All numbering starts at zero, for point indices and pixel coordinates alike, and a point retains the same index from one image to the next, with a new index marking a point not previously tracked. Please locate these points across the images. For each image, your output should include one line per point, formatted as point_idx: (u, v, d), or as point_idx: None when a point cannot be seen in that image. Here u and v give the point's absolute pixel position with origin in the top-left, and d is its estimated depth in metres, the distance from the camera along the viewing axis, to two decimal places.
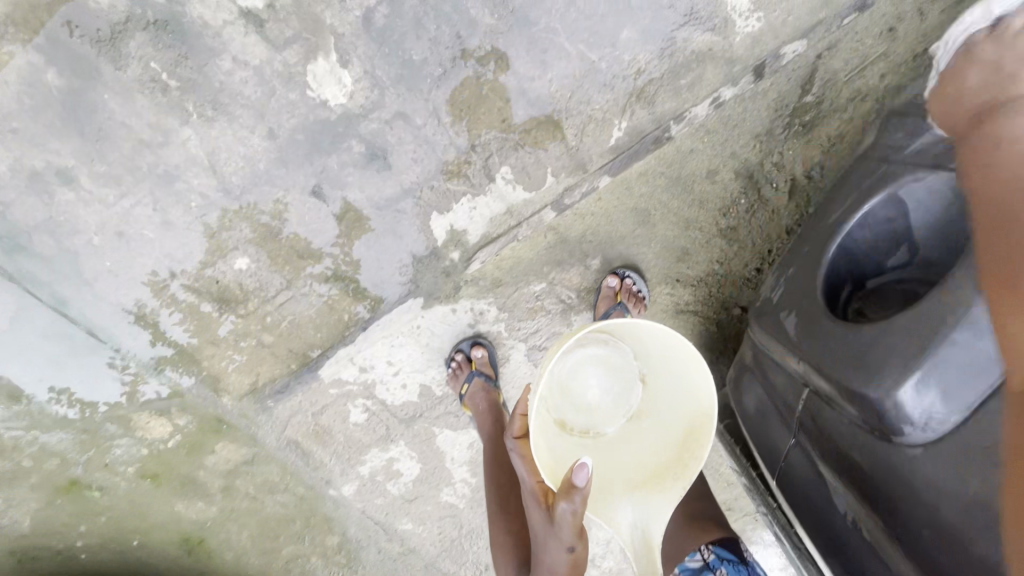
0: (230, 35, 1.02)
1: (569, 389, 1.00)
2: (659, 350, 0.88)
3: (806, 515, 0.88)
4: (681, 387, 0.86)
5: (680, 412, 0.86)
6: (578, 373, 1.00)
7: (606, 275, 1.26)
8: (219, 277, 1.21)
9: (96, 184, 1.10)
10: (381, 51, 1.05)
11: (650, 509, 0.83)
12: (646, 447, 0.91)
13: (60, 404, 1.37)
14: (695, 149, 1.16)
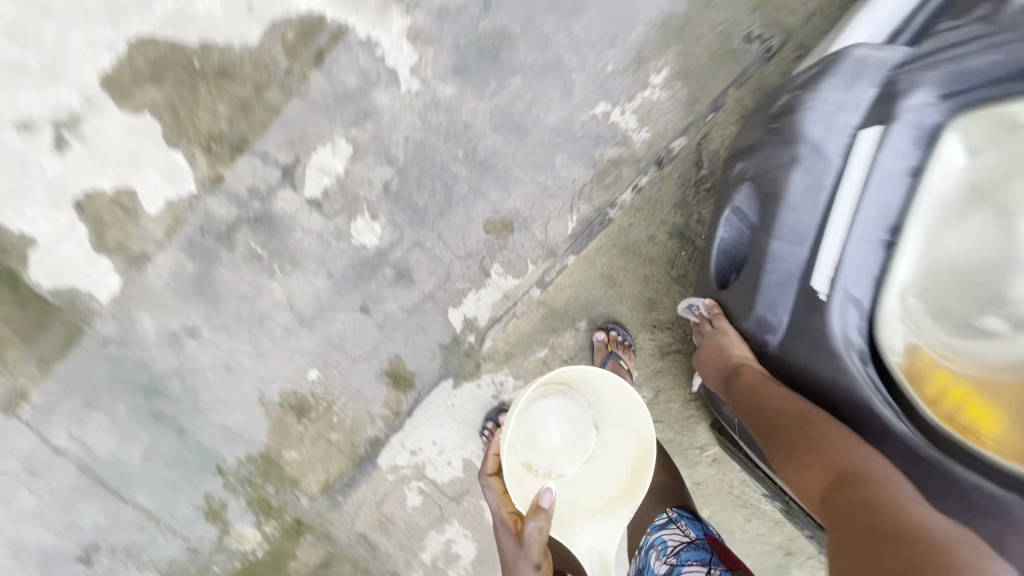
0: (300, 216, 1.50)
1: (536, 437, 1.27)
2: (609, 398, 1.18)
3: None
4: (630, 429, 1.15)
5: (626, 450, 1.16)
6: (543, 423, 1.27)
7: (595, 331, 1.57)
8: (298, 390, 1.57)
9: (212, 332, 1.53)
10: (398, 205, 1.51)
11: (604, 534, 1.13)
12: (601, 484, 1.20)
13: (180, 520, 1.63)
14: (632, 224, 1.54)
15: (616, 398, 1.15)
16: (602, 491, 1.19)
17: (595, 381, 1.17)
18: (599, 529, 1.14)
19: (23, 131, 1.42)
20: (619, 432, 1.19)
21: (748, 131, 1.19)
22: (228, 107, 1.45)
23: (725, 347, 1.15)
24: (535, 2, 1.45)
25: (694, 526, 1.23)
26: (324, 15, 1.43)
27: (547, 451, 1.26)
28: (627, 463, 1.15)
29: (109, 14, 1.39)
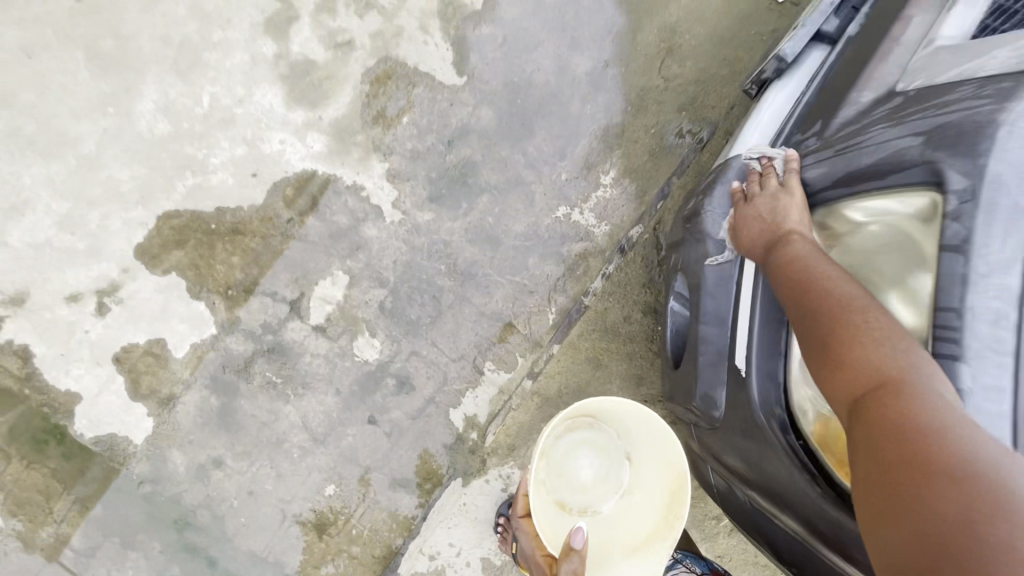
0: (307, 341, 1.67)
1: (569, 474, 1.41)
2: (641, 432, 1.32)
3: (757, 532, 1.18)
4: (665, 464, 1.27)
5: (662, 485, 1.28)
6: (573, 460, 1.40)
7: None
8: (319, 507, 1.66)
9: (236, 460, 1.66)
10: (393, 320, 1.67)
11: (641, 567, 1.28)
12: (638, 518, 1.33)
13: None
14: (607, 307, 1.67)
15: (649, 433, 1.29)
16: (641, 524, 1.31)
17: (626, 417, 1.32)
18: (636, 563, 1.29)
19: (71, 303, 1.66)
20: (653, 469, 1.31)
21: (678, 223, 1.34)
22: (241, 257, 1.67)
23: (776, 203, 1.03)
24: (492, 133, 1.70)
25: (699, 563, 1.47)
26: (316, 171, 1.69)
27: (581, 488, 1.40)
28: (663, 496, 1.27)
29: (142, 198, 1.68)
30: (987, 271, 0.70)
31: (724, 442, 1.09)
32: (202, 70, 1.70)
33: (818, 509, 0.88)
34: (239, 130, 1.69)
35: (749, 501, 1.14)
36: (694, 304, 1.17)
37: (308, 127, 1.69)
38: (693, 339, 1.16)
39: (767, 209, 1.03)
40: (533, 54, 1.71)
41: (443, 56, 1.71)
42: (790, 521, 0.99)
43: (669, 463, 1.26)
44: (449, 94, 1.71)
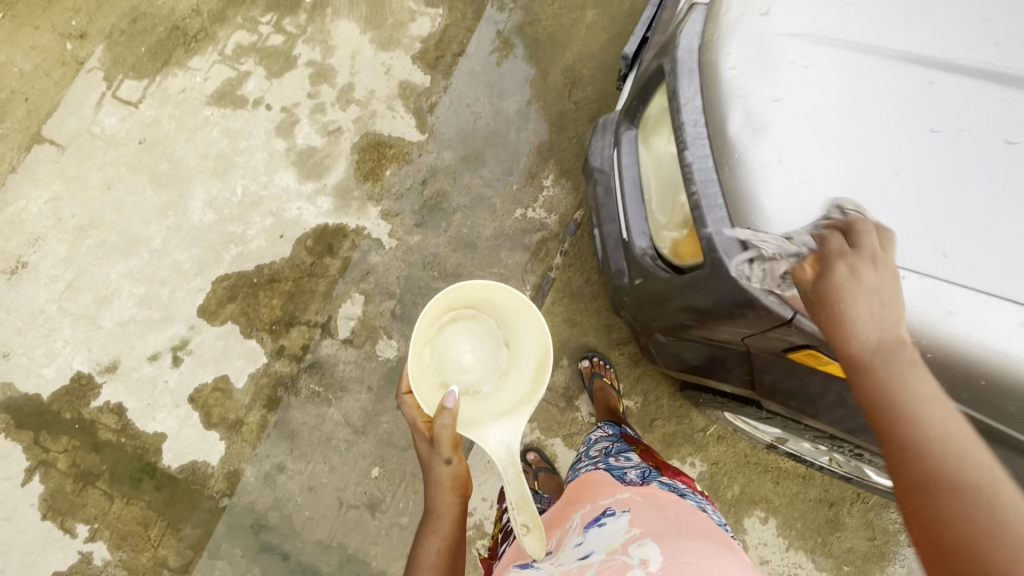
0: (339, 352, 2.07)
1: (451, 357, 1.48)
2: (511, 311, 1.42)
3: (709, 371, 1.35)
4: (534, 336, 1.36)
5: (532, 357, 1.37)
6: (456, 346, 1.49)
7: (580, 361, 2.01)
8: (368, 489, 1.95)
9: (295, 462, 1.99)
10: (404, 322, 2.09)
11: (510, 427, 1.25)
12: (511, 393, 1.38)
13: None
14: (571, 276, 2.08)
15: (516, 309, 1.40)
16: (510, 397, 1.37)
17: (496, 295, 1.41)
18: (507, 425, 1.26)
19: (153, 361, 2.10)
20: (526, 346, 1.40)
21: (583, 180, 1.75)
22: (279, 299, 2.13)
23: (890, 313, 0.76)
24: (455, 168, 2.23)
25: (613, 427, 1.72)
26: (328, 224, 2.20)
27: (463, 371, 1.47)
28: (533, 367, 1.34)
29: (199, 270, 2.18)
30: (686, 101, 1.11)
31: (640, 305, 1.38)
32: (234, 170, 2.28)
33: (690, 296, 1.13)
34: (267, 207, 2.22)
35: (679, 342, 1.35)
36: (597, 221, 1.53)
37: (317, 194, 2.23)
38: (603, 245, 1.50)
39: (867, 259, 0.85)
40: (474, 107, 2.29)
41: (409, 123, 2.29)
42: (693, 329, 1.22)
43: (537, 335, 1.35)
44: (417, 148, 2.26)
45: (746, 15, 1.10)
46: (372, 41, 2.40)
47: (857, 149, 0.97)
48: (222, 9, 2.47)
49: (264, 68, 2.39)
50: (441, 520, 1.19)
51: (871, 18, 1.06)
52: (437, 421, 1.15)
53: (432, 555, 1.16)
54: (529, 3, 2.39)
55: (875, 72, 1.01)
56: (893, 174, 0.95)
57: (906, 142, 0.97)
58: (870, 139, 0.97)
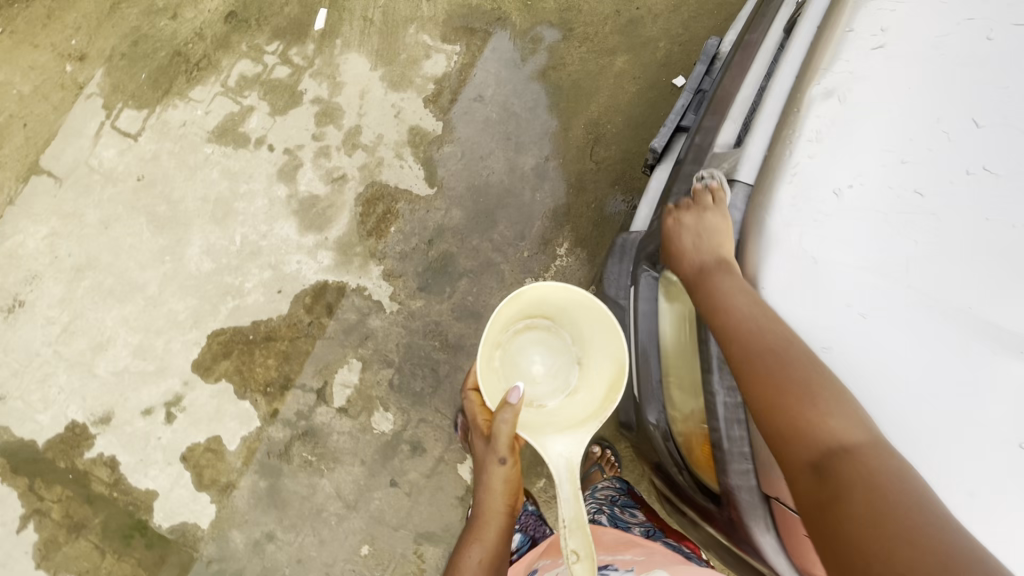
0: (333, 421, 1.99)
1: (520, 365, 1.41)
2: (591, 323, 1.30)
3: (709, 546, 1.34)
4: (611, 350, 1.25)
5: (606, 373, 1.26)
6: (526, 355, 1.42)
7: (593, 444, 1.91)
8: (357, 566, 1.91)
9: (284, 533, 1.95)
10: (401, 394, 2.00)
11: (572, 441, 1.18)
12: (580, 408, 1.28)
13: None
14: None
15: (595, 321, 1.28)
16: (579, 411, 1.27)
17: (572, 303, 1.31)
18: (570, 439, 1.19)
19: (147, 416, 2.05)
20: (601, 360, 1.29)
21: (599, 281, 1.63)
22: (274, 360, 2.05)
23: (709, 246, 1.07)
24: (463, 229, 2.09)
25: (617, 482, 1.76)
26: (328, 281, 2.09)
27: (532, 380, 1.41)
28: (606, 384, 1.22)
29: (195, 322, 2.10)
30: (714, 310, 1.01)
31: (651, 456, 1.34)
32: (233, 216, 2.17)
33: (704, 502, 1.11)
34: (265, 258, 2.12)
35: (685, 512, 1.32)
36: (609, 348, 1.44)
37: (318, 248, 2.12)
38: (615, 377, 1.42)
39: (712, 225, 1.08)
40: (487, 161, 2.14)
41: (417, 174, 2.15)
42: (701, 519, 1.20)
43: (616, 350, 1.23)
44: (425, 203, 2.12)
45: (798, 225, 0.93)
46: (383, 78, 2.24)
47: (907, 433, 0.83)
48: (226, 34, 2.32)
49: (268, 103, 2.25)
50: (488, 528, 1.31)
51: (957, 267, 0.86)
52: (499, 417, 1.18)
53: (477, 563, 1.26)
54: (554, 45, 2.21)
55: (945, 335, 0.85)
56: (962, 491, 0.80)
57: (971, 448, 0.81)
58: (936, 437, 0.82)
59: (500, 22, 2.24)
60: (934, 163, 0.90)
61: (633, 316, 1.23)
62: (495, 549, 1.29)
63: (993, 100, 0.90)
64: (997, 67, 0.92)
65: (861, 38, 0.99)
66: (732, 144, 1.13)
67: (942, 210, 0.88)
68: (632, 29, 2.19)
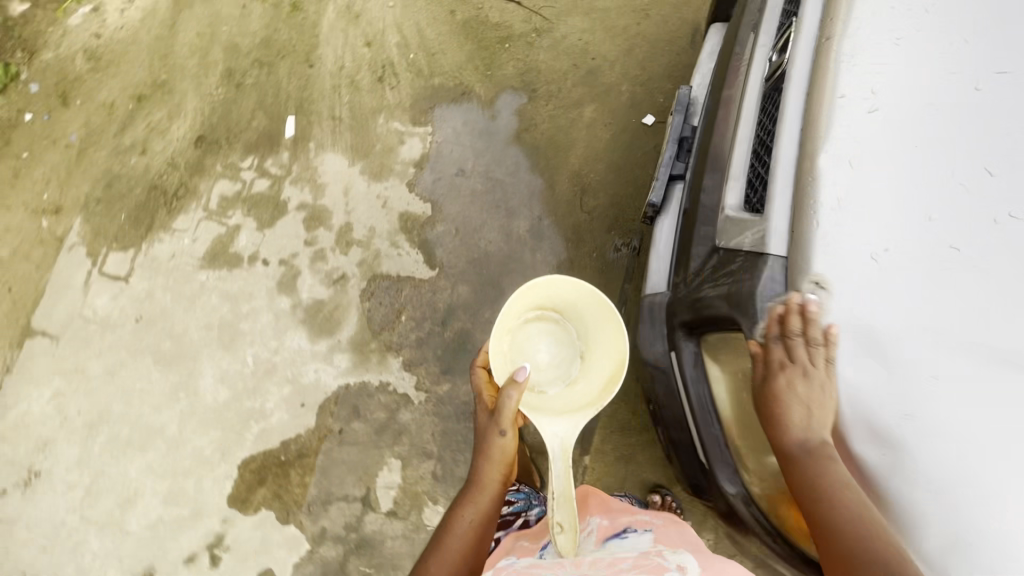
0: (384, 527, 1.95)
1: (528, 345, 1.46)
2: (596, 316, 1.36)
3: None
4: (614, 343, 1.31)
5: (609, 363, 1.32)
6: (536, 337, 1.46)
7: (651, 495, 1.88)
8: None
9: None
10: (448, 483, 1.96)
11: (567, 425, 1.25)
12: (577, 395, 1.34)
13: None
14: (615, 410, 1.95)
15: (599, 312, 1.34)
16: (576, 399, 1.33)
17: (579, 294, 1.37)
18: (564, 423, 1.26)
19: (191, 563, 1.98)
20: (602, 354, 1.35)
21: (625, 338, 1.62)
22: (312, 476, 2.00)
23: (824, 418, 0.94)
24: (473, 304, 2.10)
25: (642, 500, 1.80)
26: (350, 384, 2.06)
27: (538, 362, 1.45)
28: (604, 378, 1.30)
29: (222, 455, 2.04)
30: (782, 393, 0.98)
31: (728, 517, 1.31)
32: (241, 338, 2.14)
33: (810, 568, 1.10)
34: (281, 373, 2.09)
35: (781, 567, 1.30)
36: (654, 410, 1.42)
37: (333, 352, 2.10)
38: (667, 440, 1.40)
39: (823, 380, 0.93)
40: (482, 232, 2.16)
41: (417, 259, 2.16)
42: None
43: (617, 347, 1.30)
44: (430, 285, 2.13)
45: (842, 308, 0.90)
46: (363, 172, 2.26)
47: (1000, 503, 0.81)
48: (199, 159, 2.33)
49: (254, 218, 2.25)
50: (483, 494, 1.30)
51: (1016, 321, 0.84)
52: (508, 395, 1.20)
53: (471, 522, 1.28)
54: (522, 108, 2.27)
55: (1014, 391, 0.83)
56: None
57: None
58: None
59: (465, 95, 2.30)
60: (971, 212, 0.86)
61: (680, 381, 1.22)
62: (487, 515, 1.30)
63: (1001, 133, 0.87)
64: (1011, 95, 0.88)
65: (867, 78, 0.93)
66: (740, 203, 1.12)
67: (984, 260, 0.85)
68: (593, 78, 2.26)
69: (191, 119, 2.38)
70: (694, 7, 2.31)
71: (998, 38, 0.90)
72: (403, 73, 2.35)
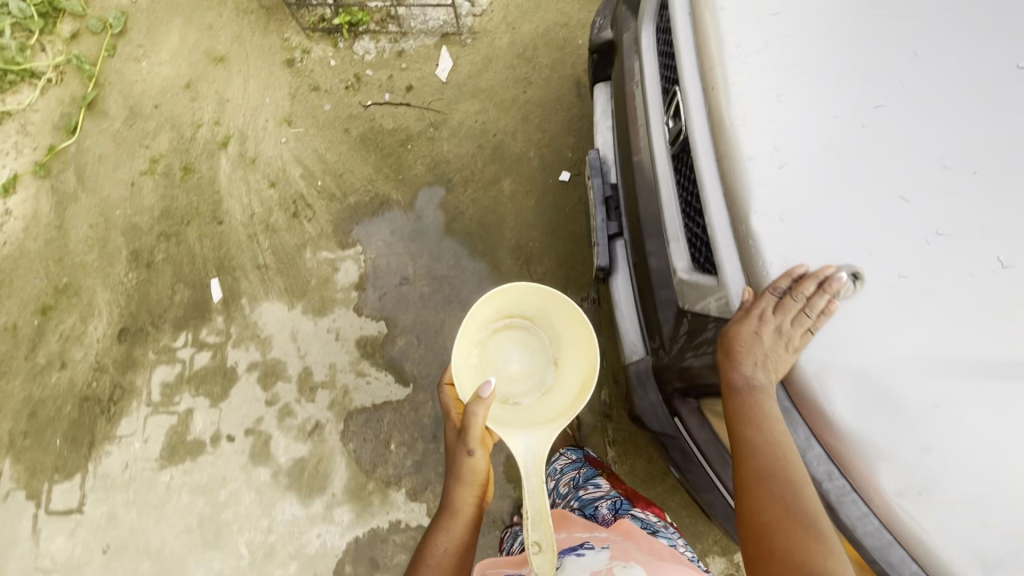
0: None
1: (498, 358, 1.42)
2: (563, 324, 1.34)
3: None
4: (583, 350, 1.29)
5: (579, 370, 1.30)
6: (505, 349, 1.42)
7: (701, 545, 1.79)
8: None
9: None
10: None
11: (538, 438, 1.19)
12: (549, 409, 1.30)
13: None
14: (631, 464, 1.92)
15: (564, 319, 1.33)
16: (547, 412, 1.29)
17: (542, 302, 1.34)
18: (534, 437, 1.20)
19: None
20: (573, 364, 1.33)
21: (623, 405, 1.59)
22: None
23: (777, 368, 0.94)
24: None
25: (576, 454, 1.80)
26: (358, 536, 1.92)
27: (509, 377, 1.40)
28: (576, 389, 1.27)
29: None
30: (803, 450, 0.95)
31: None
32: (227, 529, 1.96)
33: None
34: (283, 551, 1.93)
35: None
36: (679, 474, 1.38)
37: (330, 509, 1.95)
38: (703, 502, 1.35)
39: (796, 343, 0.94)
40: (444, 333, 2.12)
41: (388, 381, 2.07)
42: None
43: (585, 354, 1.28)
44: (409, 404, 2.04)
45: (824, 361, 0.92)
46: (305, 312, 2.18)
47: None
48: (126, 353, 2.17)
49: (204, 396, 2.10)
50: (456, 517, 1.20)
51: (978, 331, 0.88)
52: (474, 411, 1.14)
53: (445, 552, 1.17)
54: (443, 201, 2.29)
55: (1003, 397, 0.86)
56: None
57: None
58: None
59: (385, 205, 2.30)
60: (899, 240, 0.91)
61: (692, 443, 1.21)
62: (464, 539, 1.19)
63: (899, 167, 0.94)
64: (893, 130, 0.95)
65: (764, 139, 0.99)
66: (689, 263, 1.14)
67: (929, 284, 0.90)
68: (501, 153, 2.32)
69: (107, 315, 2.23)
70: (570, 62, 2.43)
71: (863, 77, 0.98)
72: (316, 202, 2.32)
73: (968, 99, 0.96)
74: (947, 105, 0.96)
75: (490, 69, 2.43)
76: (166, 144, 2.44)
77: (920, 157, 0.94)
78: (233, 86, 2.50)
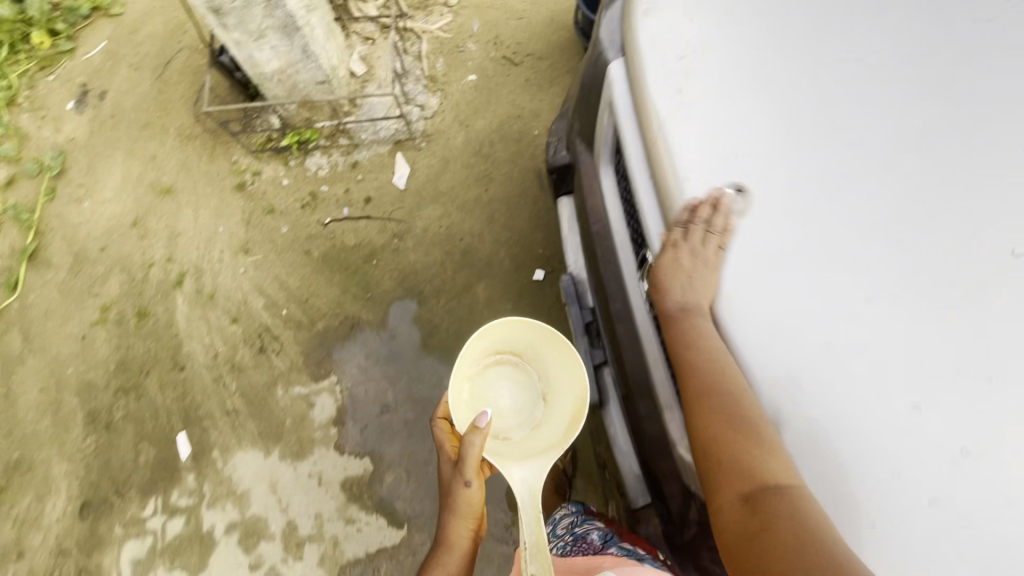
0: None
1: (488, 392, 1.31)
2: (553, 356, 1.24)
3: None
4: (576, 380, 1.18)
5: (573, 401, 1.19)
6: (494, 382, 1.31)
7: None
8: None
9: None
10: None
11: (534, 469, 1.11)
12: (541, 441, 1.19)
13: None
14: None
15: (555, 352, 1.22)
16: (540, 444, 1.18)
17: (532, 334, 1.24)
18: (529, 467, 1.11)
19: None
20: (566, 395, 1.21)
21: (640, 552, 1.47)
22: None
23: (705, 287, 1.00)
24: None
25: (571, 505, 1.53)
26: None
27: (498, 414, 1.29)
28: (571, 418, 1.16)
29: None
30: None
31: None
32: None
33: None
34: None
35: None
36: None
37: None
38: None
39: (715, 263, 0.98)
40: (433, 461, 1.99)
41: (380, 524, 1.93)
42: None
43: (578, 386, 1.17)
44: (405, 547, 1.90)
45: None
46: (283, 457, 2.03)
47: None
48: (90, 531, 1.99)
49: (180, 568, 1.93)
50: (451, 554, 1.09)
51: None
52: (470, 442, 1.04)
53: None
54: (417, 314, 2.19)
55: None
56: None
57: None
58: None
59: (355, 327, 2.18)
60: (937, 438, 0.81)
61: None
62: None
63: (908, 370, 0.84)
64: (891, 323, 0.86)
65: (757, 311, 0.93)
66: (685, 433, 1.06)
67: (967, 516, 0.78)
68: (470, 257, 2.25)
69: (66, 488, 2.05)
70: (528, 153, 2.39)
71: (858, 229, 0.91)
72: (283, 332, 2.20)
73: (967, 282, 0.86)
74: (946, 289, 0.86)
75: (448, 170, 2.38)
76: (117, 289, 2.30)
77: (940, 335, 0.84)
78: (183, 218, 2.39)
